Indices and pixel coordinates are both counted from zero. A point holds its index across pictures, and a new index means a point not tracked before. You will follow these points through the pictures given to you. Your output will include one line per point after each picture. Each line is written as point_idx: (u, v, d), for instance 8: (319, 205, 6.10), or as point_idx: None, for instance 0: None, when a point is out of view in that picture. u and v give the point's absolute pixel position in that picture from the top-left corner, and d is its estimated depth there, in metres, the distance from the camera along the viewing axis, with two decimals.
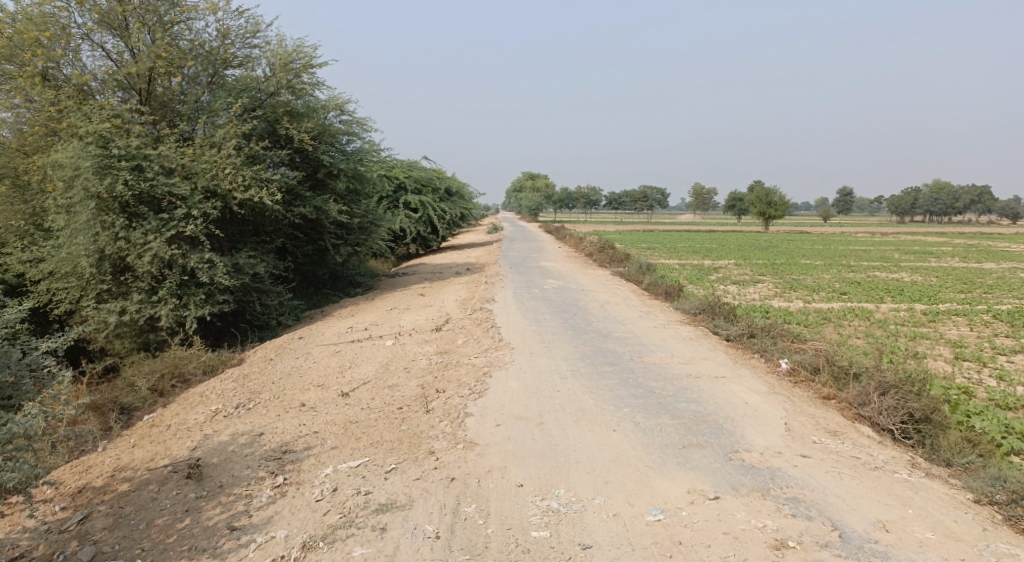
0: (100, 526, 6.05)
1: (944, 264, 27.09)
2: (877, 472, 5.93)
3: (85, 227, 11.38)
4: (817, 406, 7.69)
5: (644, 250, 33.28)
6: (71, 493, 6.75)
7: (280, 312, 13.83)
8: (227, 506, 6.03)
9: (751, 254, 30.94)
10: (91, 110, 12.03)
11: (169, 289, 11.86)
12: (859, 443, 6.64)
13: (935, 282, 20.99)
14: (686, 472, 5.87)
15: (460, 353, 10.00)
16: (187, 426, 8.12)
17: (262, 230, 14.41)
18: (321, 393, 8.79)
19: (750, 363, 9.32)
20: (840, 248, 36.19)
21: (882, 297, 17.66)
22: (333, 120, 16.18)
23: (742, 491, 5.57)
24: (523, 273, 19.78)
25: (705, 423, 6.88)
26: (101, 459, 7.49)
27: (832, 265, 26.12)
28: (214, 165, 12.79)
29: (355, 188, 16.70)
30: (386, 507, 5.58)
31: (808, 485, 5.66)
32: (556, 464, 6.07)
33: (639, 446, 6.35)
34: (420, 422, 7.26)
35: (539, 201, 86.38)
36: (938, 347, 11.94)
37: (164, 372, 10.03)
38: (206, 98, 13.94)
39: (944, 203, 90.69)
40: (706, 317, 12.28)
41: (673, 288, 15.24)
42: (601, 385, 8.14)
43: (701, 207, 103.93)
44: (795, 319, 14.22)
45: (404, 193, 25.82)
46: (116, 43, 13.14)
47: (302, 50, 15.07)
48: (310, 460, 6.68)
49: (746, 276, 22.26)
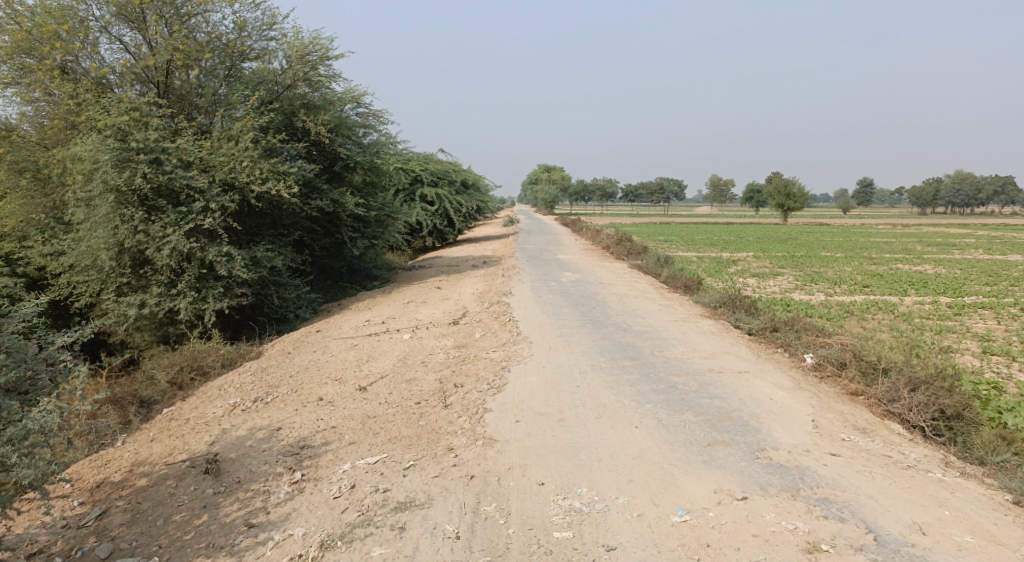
0: (118, 522, 6.03)
1: (968, 256, 26.56)
2: (910, 472, 5.74)
3: (104, 220, 11.38)
4: (844, 402, 7.49)
5: (662, 242, 32.97)
6: (90, 488, 6.73)
7: (298, 306, 13.81)
8: (245, 502, 5.96)
9: (769, 247, 30.53)
10: (109, 103, 12.04)
11: (188, 283, 11.85)
12: (890, 441, 6.45)
13: (960, 275, 20.54)
14: (713, 471, 5.72)
15: (478, 347, 9.89)
16: (205, 420, 8.08)
17: (280, 223, 14.39)
18: (339, 387, 8.72)
19: (774, 358, 9.12)
20: (861, 240, 35.62)
21: (906, 290, 17.30)
22: (350, 112, 16.10)
23: (770, 491, 5.42)
24: (541, 265, 19.66)
25: (730, 419, 6.72)
26: (120, 453, 7.47)
27: (853, 257, 25.67)
28: (232, 158, 12.75)
29: (372, 180, 16.62)
30: (405, 505, 5.49)
31: (839, 485, 5.49)
32: (578, 462, 5.94)
33: (662, 443, 6.21)
34: (439, 418, 7.15)
35: (554, 194, 86.03)
36: (965, 341, 11.66)
37: (183, 364, 10.00)
38: (223, 91, 13.91)
39: (967, 194, 89.18)
40: (727, 311, 12.08)
41: (693, 281, 15.01)
42: (621, 380, 7.99)
43: (718, 199, 102.97)
44: (817, 313, 13.97)
45: (420, 186, 25.73)
46: (134, 35, 13.14)
47: (319, 42, 15.00)
48: (328, 455, 6.60)
49: (766, 268, 21.94)
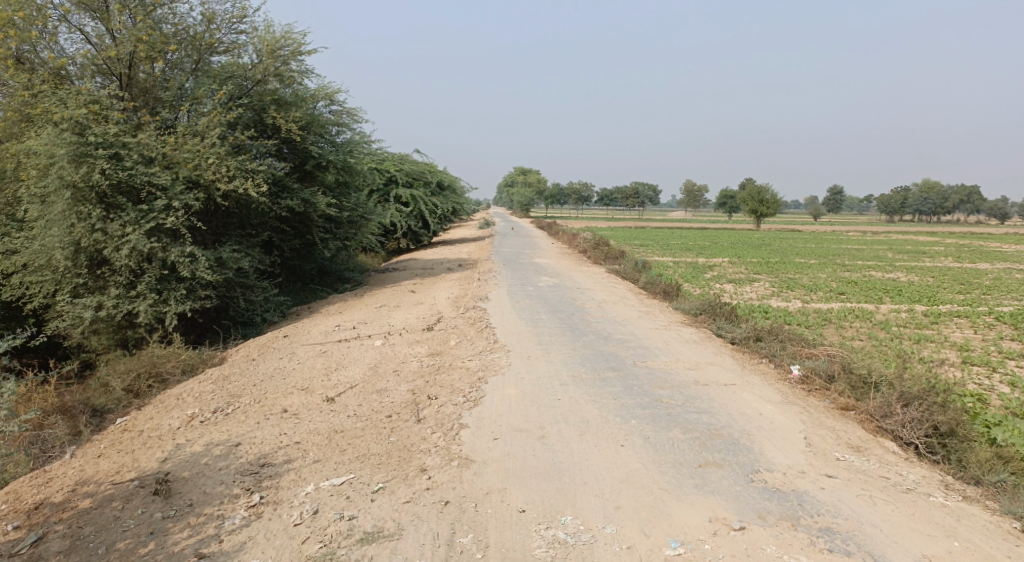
0: (55, 549, 5.47)
1: (940, 264, 26.65)
2: (911, 496, 5.44)
3: (59, 217, 10.77)
4: (835, 417, 7.15)
5: (638, 246, 32.76)
6: (27, 510, 6.13)
7: (265, 309, 13.27)
8: (196, 529, 5.45)
9: (743, 252, 30.36)
10: (67, 95, 11.38)
11: (148, 284, 11.23)
12: (886, 460, 6.13)
13: (932, 283, 20.55)
14: (706, 497, 5.36)
15: (453, 355, 9.43)
16: (160, 433, 7.52)
17: (247, 223, 13.82)
18: (305, 397, 8.22)
19: (760, 369, 8.79)
20: (833, 247, 35.76)
21: (881, 298, 17.17)
22: (323, 110, 15.55)
23: (769, 520, 5.08)
24: (517, 269, 19.19)
25: (720, 437, 6.36)
26: (64, 469, 6.87)
27: (827, 264, 25.63)
28: (197, 155, 12.15)
29: (344, 180, 16.07)
30: (373, 536, 5.04)
31: (841, 513, 5.18)
32: (562, 486, 5.54)
33: (650, 465, 5.83)
34: (411, 433, 6.70)
35: (529, 197, 85.80)
36: (944, 351, 11.48)
37: (140, 371, 9.42)
38: (190, 85, 13.32)
39: (934, 203, 90.64)
40: (707, 318, 11.75)
41: (672, 287, 14.70)
42: (604, 393, 7.60)
43: (692, 204, 103.41)
44: (796, 320, 13.73)
45: (394, 187, 25.27)
46: (96, 25, 12.44)
47: (291, 36, 14.45)
48: (290, 475, 6.10)
49: (742, 274, 21.76)
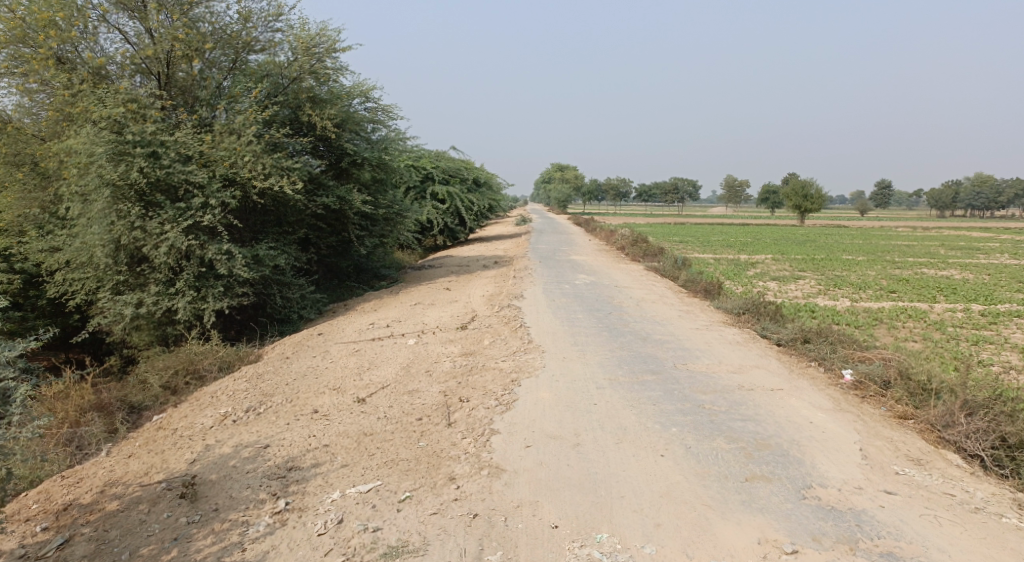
0: (80, 554, 5.37)
1: (996, 261, 25.38)
2: (979, 516, 5.01)
3: (99, 215, 10.77)
4: (892, 427, 6.67)
5: (678, 243, 32.07)
6: (55, 510, 6.05)
7: (302, 306, 13.17)
8: (219, 536, 5.30)
9: (786, 249, 29.38)
10: (106, 94, 11.43)
11: (187, 282, 11.23)
12: (950, 475, 5.67)
13: (989, 281, 19.59)
14: (753, 515, 5.00)
15: (486, 355, 9.18)
16: (191, 432, 7.42)
17: (284, 220, 13.77)
18: (337, 397, 8.05)
19: (809, 373, 8.33)
20: (883, 243, 34.37)
21: (935, 297, 16.35)
22: (358, 107, 15.45)
23: (825, 543, 4.71)
24: (554, 266, 18.86)
25: (767, 448, 5.98)
26: (94, 469, 6.79)
27: (877, 261, 24.64)
28: (234, 153, 12.09)
29: (380, 177, 15.92)
30: (397, 551, 4.82)
31: (903, 535, 4.79)
32: (598, 500, 5.23)
33: (693, 478, 5.49)
34: (441, 438, 6.46)
35: (566, 194, 85.17)
36: (1005, 353, 10.82)
37: (178, 368, 9.38)
38: (227, 83, 13.31)
39: (987, 198, 87.23)
40: (751, 317, 11.25)
41: (714, 285, 14.21)
42: (642, 398, 7.24)
43: (734, 199, 101.43)
44: (844, 320, 13.13)
45: (431, 184, 25.10)
46: (134, 25, 12.51)
47: (326, 33, 14.34)
48: (317, 480, 5.91)
49: (787, 272, 21.01)
